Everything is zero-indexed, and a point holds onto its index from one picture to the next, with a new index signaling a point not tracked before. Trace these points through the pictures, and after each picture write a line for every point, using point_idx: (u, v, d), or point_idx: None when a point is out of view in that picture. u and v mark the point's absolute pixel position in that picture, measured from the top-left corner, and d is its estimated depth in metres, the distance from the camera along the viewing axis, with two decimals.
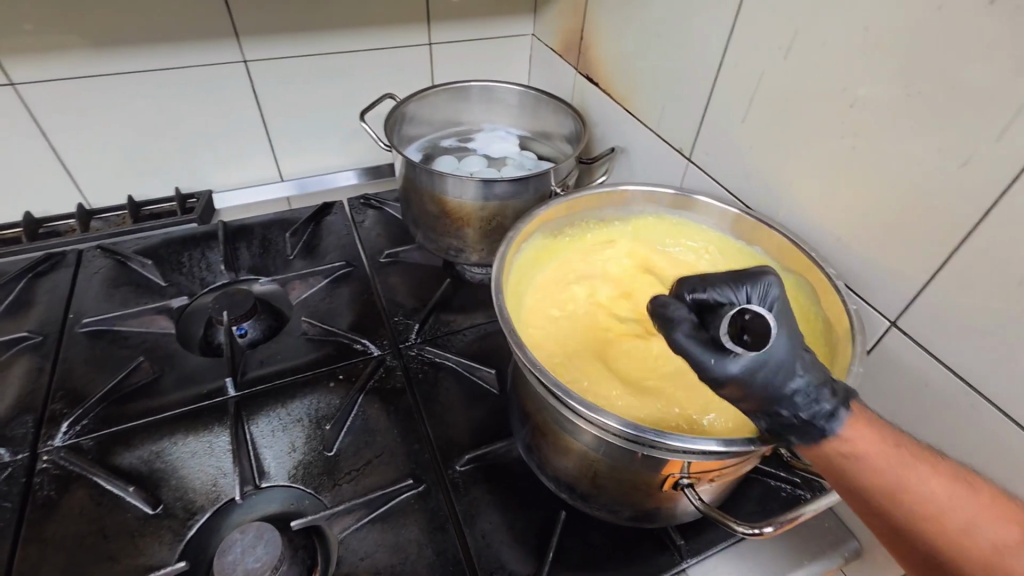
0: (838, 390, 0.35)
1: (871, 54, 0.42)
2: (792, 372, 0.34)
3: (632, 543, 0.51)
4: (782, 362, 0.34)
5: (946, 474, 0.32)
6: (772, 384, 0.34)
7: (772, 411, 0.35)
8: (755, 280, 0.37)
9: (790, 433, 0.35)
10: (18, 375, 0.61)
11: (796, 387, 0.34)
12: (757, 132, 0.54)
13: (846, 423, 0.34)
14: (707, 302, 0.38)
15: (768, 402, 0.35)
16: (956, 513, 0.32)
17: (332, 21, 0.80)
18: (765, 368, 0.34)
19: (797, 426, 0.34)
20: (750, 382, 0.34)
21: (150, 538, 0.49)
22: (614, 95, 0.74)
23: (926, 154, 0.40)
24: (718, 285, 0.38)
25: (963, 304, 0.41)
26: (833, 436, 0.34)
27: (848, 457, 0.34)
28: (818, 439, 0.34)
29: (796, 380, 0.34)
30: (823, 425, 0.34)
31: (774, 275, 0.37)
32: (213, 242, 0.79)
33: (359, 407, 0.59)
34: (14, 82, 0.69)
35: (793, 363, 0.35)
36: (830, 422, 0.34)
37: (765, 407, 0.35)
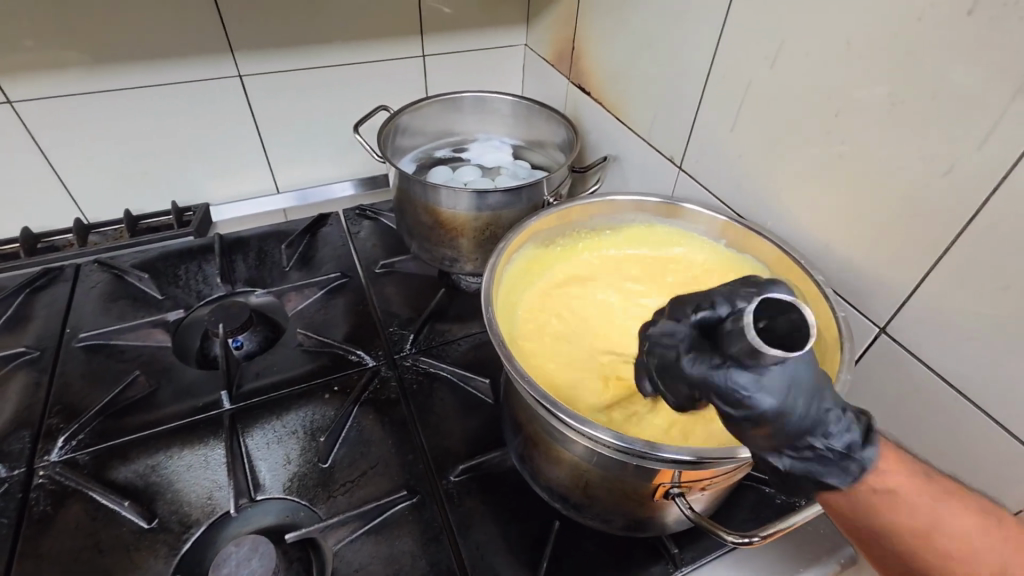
0: (860, 420, 0.32)
1: (856, 62, 0.42)
2: (821, 400, 0.31)
3: (627, 552, 0.51)
4: (811, 386, 0.31)
5: (972, 511, 0.32)
6: (806, 414, 0.30)
7: (801, 445, 0.31)
8: (764, 288, 0.31)
9: (824, 469, 0.31)
10: (15, 390, 0.61)
11: (828, 411, 0.31)
12: (746, 140, 0.54)
13: (876, 452, 0.31)
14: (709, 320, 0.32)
15: (799, 437, 0.31)
16: (981, 554, 0.31)
17: (326, 35, 0.81)
18: (799, 394, 0.30)
19: (832, 460, 0.31)
20: (782, 416, 0.30)
21: (145, 553, 0.49)
22: (606, 104, 0.75)
23: (910, 161, 0.41)
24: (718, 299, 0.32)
25: (949, 310, 0.41)
26: (869, 471, 0.31)
27: (884, 494, 0.31)
28: (856, 474, 0.31)
29: (826, 409, 0.31)
30: (858, 458, 0.31)
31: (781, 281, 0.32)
32: (210, 254, 0.79)
33: (354, 419, 0.60)
34: (12, 100, 0.70)
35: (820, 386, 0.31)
36: (861, 454, 0.31)
37: (796, 443, 0.31)
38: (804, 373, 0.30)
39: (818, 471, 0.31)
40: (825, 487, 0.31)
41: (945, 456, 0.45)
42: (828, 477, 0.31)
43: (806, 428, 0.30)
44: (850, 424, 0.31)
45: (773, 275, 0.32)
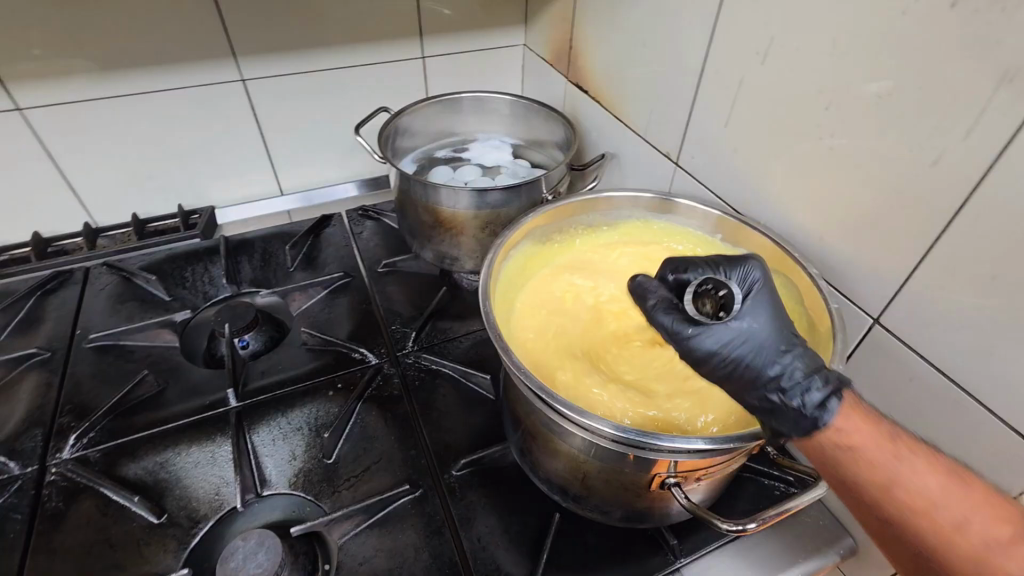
0: (830, 379, 0.35)
1: (845, 57, 0.43)
2: (774, 356, 0.37)
3: (627, 544, 0.51)
4: (765, 343, 0.37)
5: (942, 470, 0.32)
6: (754, 366, 0.37)
7: (758, 397, 0.37)
8: (740, 265, 0.41)
9: (778, 419, 0.36)
10: (27, 391, 0.62)
11: (778, 373, 0.36)
12: (739, 136, 0.55)
13: (835, 411, 0.34)
14: (684, 283, 0.44)
15: (754, 385, 0.37)
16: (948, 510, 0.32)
17: (326, 38, 0.82)
18: (748, 349, 0.37)
19: (788, 414, 0.35)
20: (729, 363, 0.37)
21: (155, 547, 0.50)
22: (604, 102, 0.76)
23: (899, 153, 0.41)
24: (693, 270, 0.44)
25: (941, 300, 0.41)
26: (824, 427, 0.34)
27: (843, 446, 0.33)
28: (809, 430, 0.34)
29: (778, 364, 0.36)
30: (815, 417, 0.34)
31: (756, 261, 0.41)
32: (216, 256, 0.80)
33: (358, 415, 0.61)
34: (21, 107, 0.71)
35: (779, 346, 0.37)
36: (819, 414, 0.34)
37: (749, 392, 0.37)
38: (759, 331, 0.37)
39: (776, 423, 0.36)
40: (783, 437, 0.36)
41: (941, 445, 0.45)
42: (784, 429, 0.35)
43: (760, 380, 0.36)
44: (817, 385, 0.35)
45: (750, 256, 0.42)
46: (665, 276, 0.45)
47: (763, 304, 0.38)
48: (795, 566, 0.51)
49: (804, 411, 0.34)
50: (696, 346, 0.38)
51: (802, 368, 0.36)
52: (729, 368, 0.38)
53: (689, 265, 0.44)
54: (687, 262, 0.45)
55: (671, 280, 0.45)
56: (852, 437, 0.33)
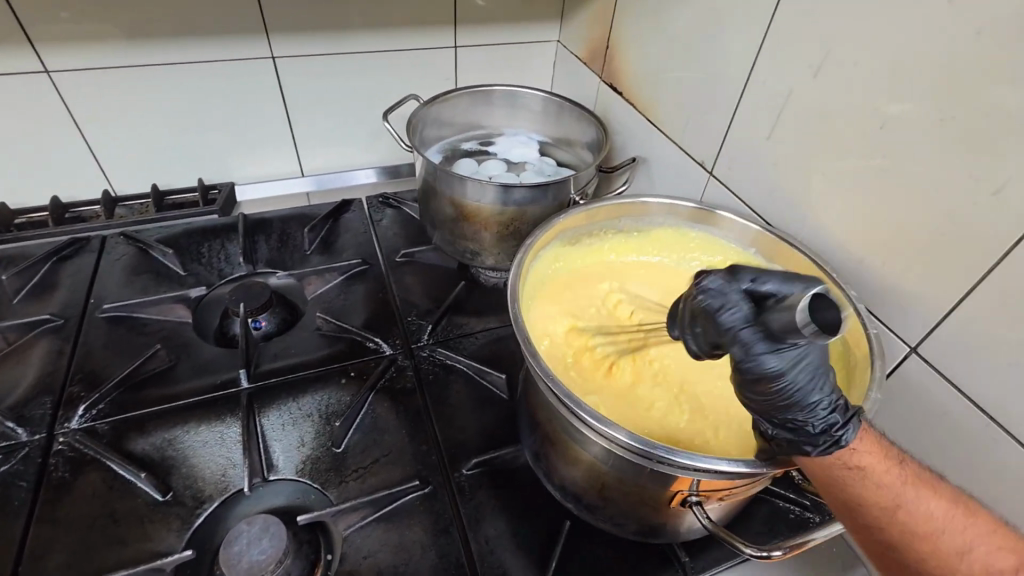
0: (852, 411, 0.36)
1: (905, 76, 0.42)
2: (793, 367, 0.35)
3: (637, 557, 0.50)
4: (814, 365, 0.35)
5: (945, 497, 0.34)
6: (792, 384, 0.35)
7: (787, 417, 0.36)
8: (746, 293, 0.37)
9: (804, 439, 0.35)
10: (38, 357, 0.62)
11: (822, 395, 0.35)
12: (782, 149, 0.54)
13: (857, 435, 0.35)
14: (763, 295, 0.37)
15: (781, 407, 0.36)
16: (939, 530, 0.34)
17: (361, 21, 0.81)
18: (801, 371, 0.35)
19: (811, 434, 0.35)
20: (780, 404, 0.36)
21: (158, 525, 0.50)
22: (638, 105, 0.74)
23: (955, 178, 0.40)
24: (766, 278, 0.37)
25: (986, 334, 0.40)
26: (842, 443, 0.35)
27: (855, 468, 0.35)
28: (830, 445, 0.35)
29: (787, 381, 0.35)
30: (838, 436, 0.35)
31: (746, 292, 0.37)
32: (233, 234, 0.80)
33: (370, 405, 0.60)
34: (49, 69, 0.71)
35: (823, 367, 0.36)
36: (842, 433, 0.35)
37: (782, 412, 0.36)
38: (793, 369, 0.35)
39: (796, 440, 0.36)
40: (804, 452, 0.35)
41: (970, 481, 0.44)
42: (806, 446, 0.35)
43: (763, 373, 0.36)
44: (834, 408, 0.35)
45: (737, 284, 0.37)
46: (740, 276, 0.38)
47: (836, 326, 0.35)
48: None
49: (829, 433, 0.35)
50: (756, 363, 0.35)
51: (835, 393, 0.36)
52: (788, 387, 0.35)
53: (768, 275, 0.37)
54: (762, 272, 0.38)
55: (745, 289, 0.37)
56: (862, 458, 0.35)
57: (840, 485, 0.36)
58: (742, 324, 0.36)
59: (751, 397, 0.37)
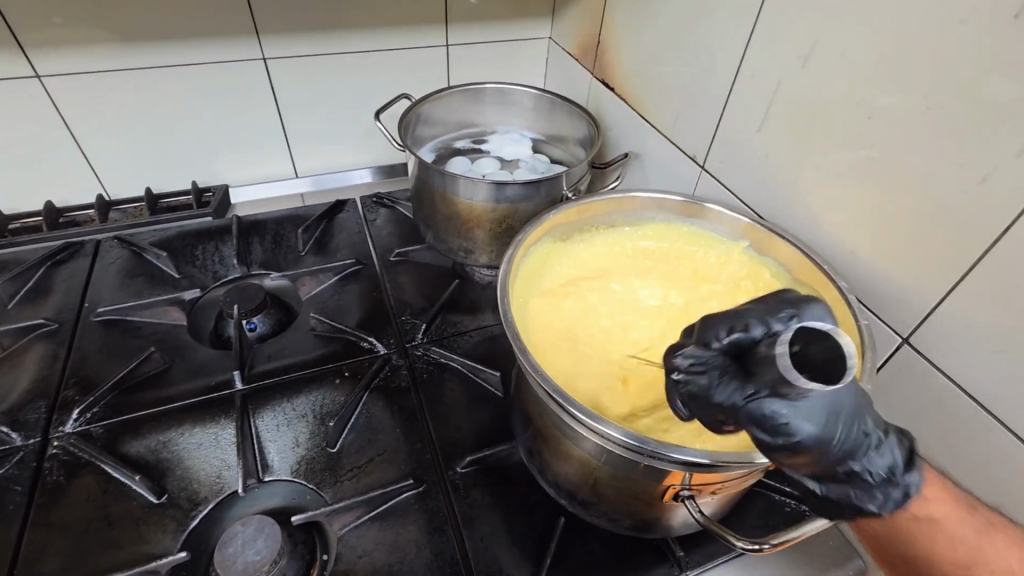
0: (902, 437, 0.32)
1: (892, 66, 0.41)
2: (862, 421, 0.31)
3: (632, 553, 0.50)
4: (850, 414, 0.31)
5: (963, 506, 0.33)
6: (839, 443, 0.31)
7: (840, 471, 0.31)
8: (796, 313, 0.34)
9: (865, 493, 0.31)
10: (32, 361, 0.62)
11: (867, 435, 0.31)
12: (772, 142, 0.54)
13: (916, 477, 0.32)
14: (741, 344, 0.33)
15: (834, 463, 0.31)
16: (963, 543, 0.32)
17: (351, 21, 0.80)
18: (839, 427, 0.30)
19: (870, 484, 0.31)
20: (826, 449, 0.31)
21: (153, 527, 0.50)
22: (629, 101, 0.74)
23: (943, 168, 0.40)
24: (750, 321, 0.34)
25: (977, 324, 0.40)
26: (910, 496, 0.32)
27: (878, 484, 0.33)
28: (900, 499, 0.31)
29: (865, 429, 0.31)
30: (902, 485, 0.31)
31: (804, 307, 0.34)
32: (227, 236, 0.80)
33: (364, 405, 0.60)
34: (40, 75, 0.71)
35: (862, 407, 0.32)
36: (902, 481, 0.31)
37: (833, 470, 0.32)
38: (845, 401, 0.31)
39: (855, 497, 0.32)
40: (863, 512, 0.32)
41: (964, 471, 0.44)
42: (868, 503, 0.32)
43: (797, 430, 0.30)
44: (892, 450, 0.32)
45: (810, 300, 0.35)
46: (711, 336, 0.34)
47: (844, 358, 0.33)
48: None
49: (890, 481, 0.31)
50: (783, 430, 0.30)
51: (879, 427, 0.32)
52: (827, 447, 0.31)
53: (739, 320, 0.34)
54: (738, 313, 0.35)
55: (725, 344, 0.34)
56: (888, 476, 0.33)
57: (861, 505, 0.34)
58: (740, 393, 0.32)
59: (791, 464, 0.32)
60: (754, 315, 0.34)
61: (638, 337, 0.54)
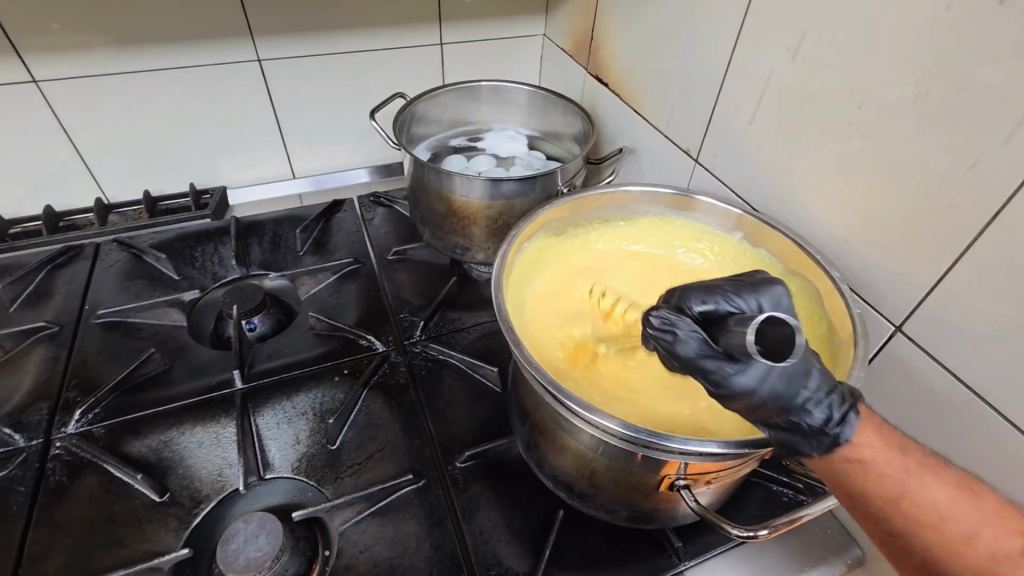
0: (843, 392, 0.34)
1: (881, 56, 0.42)
2: (804, 378, 0.33)
3: (631, 544, 0.51)
4: (791, 370, 0.33)
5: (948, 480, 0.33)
6: (787, 396, 0.33)
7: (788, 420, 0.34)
8: (764, 289, 0.36)
9: (802, 437, 0.34)
10: (34, 364, 0.62)
11: (810, 394, 0.33)
12: (764, 134, 0.54)
13: (855, 426, 0.33)
14: (713, 314, 0.36)
15: (781, 411, 0.34)
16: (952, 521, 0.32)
17: (345, 21, 0.81)
18: (778, 380, 0.33)
19: (806, 433, 0.33)
20: (760, 399, 0.34)
21: (156, 525, 0.50)
22: (623, 96, 0.74)
23: (932, 157, 0.40)
24: (721, 295, 0.36)
25: (969, 310, 0.40)
26: (844, 443, 0.33)
27: (854, 462, 0.33)
28: (832, 447, 0.33)
29: (807, 386, 0.33)
30: (837, 432, 0.33)
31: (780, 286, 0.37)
32: (226, 238, 0.80)
33: (363, 402, 0.60)
34: (38, 79, 0.71)
35: (806, 365, 0.34)
36: (841, 429, 0.33)
37: (779, 417, 0.34)
38: (791, 361, 0.33)
39: (796, 440, 0.34)
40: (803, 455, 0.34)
41: (958, 458, 0.44)
42: (809, 448, 0.34)
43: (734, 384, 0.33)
44: (833, 401, 0.33)
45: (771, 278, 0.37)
46: (688, 303, 0.36)
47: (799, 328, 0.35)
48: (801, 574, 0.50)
49: (826, 428, 0.33)
50: (728, 386, 0.34)
51: (823, 383, 0.34)
52: (767, 400, 0.34)
53: (713, 293, 0.36)
54: (711, 286, 0.37)
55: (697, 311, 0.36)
56: (862, 451, 0.33)
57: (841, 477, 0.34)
58: (701, 351, 0.34)
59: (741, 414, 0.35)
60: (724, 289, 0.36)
61: (635, 330, 0.55)
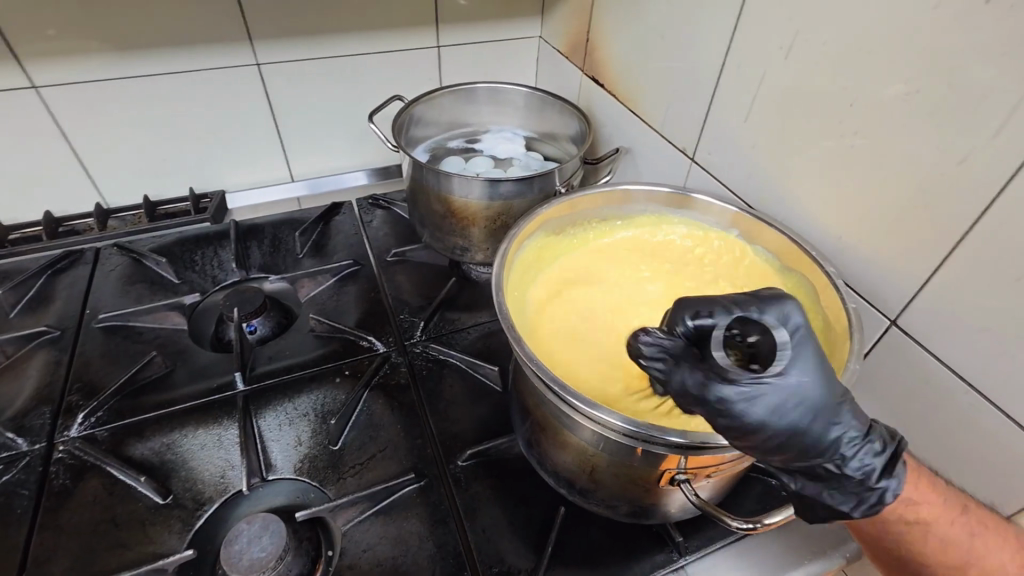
0: (886, 444, 0.35)
1: (873, 53, 0.42)
2: (834, 419, 0.34)
3: (632, 539, 0.51)
4: (819, 406, 0.33)
5: None
6: (808, 435, 0.34)
7: (812, 462, 0.35)
8: (771, 306, 0.36)
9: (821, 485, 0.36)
10: (36, 368, 0.63)
11: (839, 433, 0.34)
12: (758, 132, 0.55)
13: (901, 481, 0.34)
14: (705, 331, 0.36)
15: (808, 454, 0.34)
16: None
17: (342, 24, 0.81)
18: (803, 413, 0.33)
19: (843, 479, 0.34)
20: (782, 431, 0.33)
21: (159, 527, 0.50)
22: (619, 96, 0.75)
23: (924, 153, 0.41)
24: (714, 310, 0.36)
25: (963, 303, 0.41)
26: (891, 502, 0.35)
27: (871, 494, 0.33)
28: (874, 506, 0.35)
29: (836, 427, 0.34)
30: (880, 487, 0.34)
31: (791, 302, 0.36)
32: (226, 241, 0.80)
33: (364, 403, 0.60)
34: (37, 85, 0.71)
35: (835, 404, 0.34)
36: (880, 489, 0.34)
37: (800, 459, 0.35)
38: (810, 390, 0.33)
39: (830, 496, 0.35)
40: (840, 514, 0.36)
41: (953, 450, 0.45)
42: (840, 504, 0.35)
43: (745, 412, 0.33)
44: (874, 450, 0.34)
45: (781, 295, 0.37)
46: (678, 323, 0.37)
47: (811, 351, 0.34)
48: (801, 567, 0.51)
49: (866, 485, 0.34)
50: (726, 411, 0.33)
51: (857, 426, 0.34)
52: (781, 436, 0.33)
53: (712, 306, 0.36)
54: (710, 302, 0.37)
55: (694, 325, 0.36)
56: (877, 483, 0.33)
57: (864, 512, 0.34)
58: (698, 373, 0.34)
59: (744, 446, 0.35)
60: (721, 303, 0.36)
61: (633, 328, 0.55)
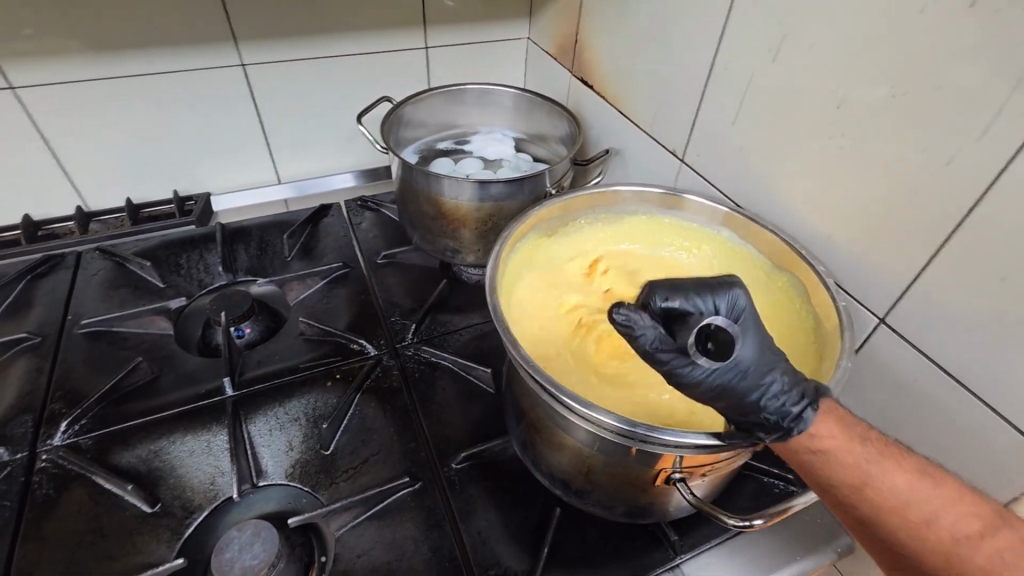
0: (808, 391, 0.36)
1: (861, 55, 0.43)
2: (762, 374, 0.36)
3: (627, 538, 0.51)
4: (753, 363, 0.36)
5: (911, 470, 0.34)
6: (738, 391, 0.36)
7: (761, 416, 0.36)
8: (724, 290, 0.37)
9: (762, 429, 0.36)
10: (17, 376, 0.61)
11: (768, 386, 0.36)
12: (749, 134, 0.55)
13: (812, 421, 0.35)
14: (674, 310, 0.37)
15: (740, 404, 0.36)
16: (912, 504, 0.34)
17: (329, 23, 0.80)
18: (736, 376, 0.36)
19: (764, 422, 0.36)
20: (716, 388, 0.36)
21: (148, 536, 0.49)
22: (608, 97, 0.75)
23: (910, 154, 0.42)
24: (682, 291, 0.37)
25: (949, 302, 0.42)
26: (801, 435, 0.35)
27: (817, 453, 0.35)
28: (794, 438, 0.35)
29: (766, 381, 0.36)
30: (792, 425, 0.35)
31: (739, 286, 0.37)
32: (212, 244, 0.79)
33: (357, 407, 0.60)
34: (14, 86, 0.70)
35: (763, 368, 0.36)
36: (796, 422, 0.35)
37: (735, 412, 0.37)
38: (747, 358, 0.36)
39: (755, 434, 0.37)
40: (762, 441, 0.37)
41: (942, 445, 0.46)
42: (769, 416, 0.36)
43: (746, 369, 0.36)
44: (794, 396, 0.36)
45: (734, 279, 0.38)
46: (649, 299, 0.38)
47: (753, 329, 0.37)
48: (794, 563, 0.51)
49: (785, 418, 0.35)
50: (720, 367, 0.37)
51: (784, 382, 0.36)
52: (714, 390, 0.36)
53: (675, 289, 0.37)
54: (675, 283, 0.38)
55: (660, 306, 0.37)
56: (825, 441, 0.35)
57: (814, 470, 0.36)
58: (656, 346, 0.37)
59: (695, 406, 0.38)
60: (692, 287, 0.37)
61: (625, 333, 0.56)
